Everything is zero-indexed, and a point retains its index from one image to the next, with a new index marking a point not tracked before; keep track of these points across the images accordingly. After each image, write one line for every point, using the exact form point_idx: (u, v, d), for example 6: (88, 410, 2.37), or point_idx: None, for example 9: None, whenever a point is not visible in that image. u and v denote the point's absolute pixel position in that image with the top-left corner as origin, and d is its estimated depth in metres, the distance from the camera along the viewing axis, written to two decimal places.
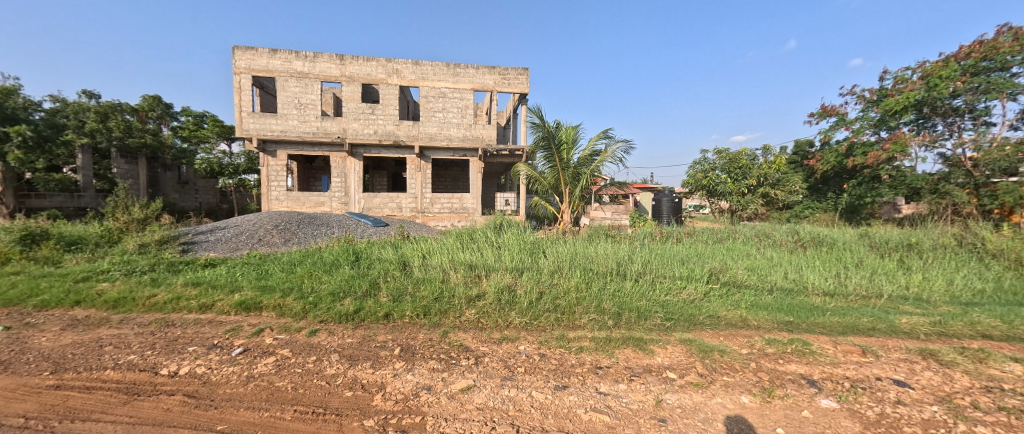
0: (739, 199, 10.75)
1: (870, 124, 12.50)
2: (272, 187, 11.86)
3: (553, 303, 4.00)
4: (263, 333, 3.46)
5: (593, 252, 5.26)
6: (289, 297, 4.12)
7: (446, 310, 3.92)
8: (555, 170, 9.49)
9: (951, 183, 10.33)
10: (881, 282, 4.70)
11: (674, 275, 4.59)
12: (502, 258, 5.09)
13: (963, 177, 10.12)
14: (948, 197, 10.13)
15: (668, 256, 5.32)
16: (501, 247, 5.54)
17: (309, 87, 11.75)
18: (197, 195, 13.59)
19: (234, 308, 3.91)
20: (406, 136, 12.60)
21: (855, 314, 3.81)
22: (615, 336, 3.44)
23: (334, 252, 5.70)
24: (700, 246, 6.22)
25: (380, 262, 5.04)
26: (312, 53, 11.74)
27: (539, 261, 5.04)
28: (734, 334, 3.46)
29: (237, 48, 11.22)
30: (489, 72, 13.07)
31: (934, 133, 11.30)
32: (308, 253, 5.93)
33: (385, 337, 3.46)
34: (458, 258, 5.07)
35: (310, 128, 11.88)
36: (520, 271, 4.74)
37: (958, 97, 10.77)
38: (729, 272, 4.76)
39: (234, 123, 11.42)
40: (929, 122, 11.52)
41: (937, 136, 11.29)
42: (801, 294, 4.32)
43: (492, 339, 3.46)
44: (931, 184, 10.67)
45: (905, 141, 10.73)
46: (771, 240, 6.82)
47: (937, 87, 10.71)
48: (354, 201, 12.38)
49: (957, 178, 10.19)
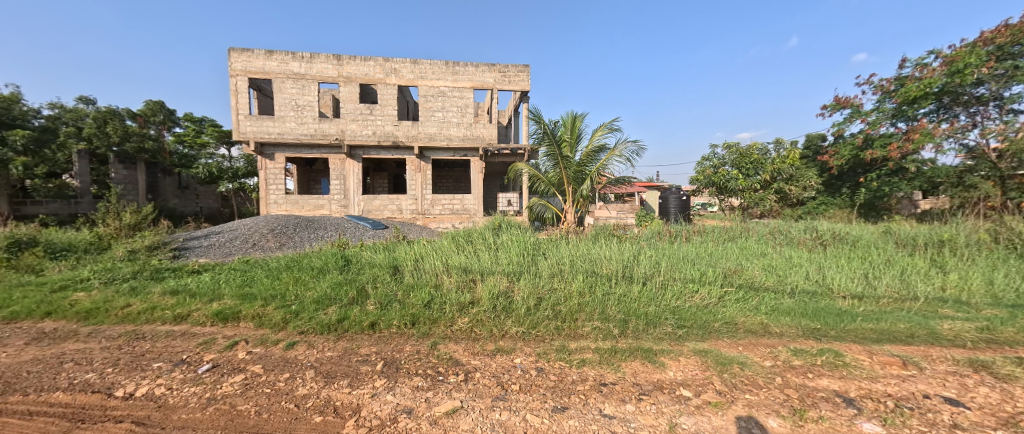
0: (751, 196, 10.38)
1: (887, 115, 12.01)
2: (271, 191, 11.69)
3: (554, 310, 3.67)
4: (237, 347, 3.18)
5: (596, 253, 4.93)
6: (270, 306, 3.84)
7: (436, 319, 3.62)
8: (557, 168, 9.17)
9: (976, 175, 9.89)
10: (914, 283, 4.31)
11: (684, 277, 4.24)
12: (500, 261, 4.78)
13: (988, 169, 9.74)
14: (975, 190, 9.67)
15: (678, 257, 4.95)
16: (500, 249, 5.24)
17: (306, 89, 11.57)
18: (199, 200, 13.84)
19: (210, 319, 3.63)
20: (406, 136, 12.35)
21: (890, 319, 3.42)
22: (620, 347, 3.11)
23: (325, 256, 5.42)
24: (711, 245, 5.86)
25: (371, 267, 4.75)
26: (309, 54, 11.54)
27: (539, 263, 4.73)
28: (755, 344, 3.12)
29: (233, 49, 11.07)
30: (488, 70, 12.79)
31: (958, 123, 10.80)
32: (298, 258, 5.66)
33: (368, 350, 3.16)
34: (453, 261, 4.77)
35: (308, 130, 11.68)
36: (518, 275, 4.41)
37: (984, 84, 10.34)
38: (744, 274, 4.39)
39: (231, 126, 11.26)
40: (951, 112, 11.03)
41: (961, 126, 10.81)
42: (826, 297, 3.94)
43: (485, 351, 3.16)
44: (953, 177, 10.29)
45: (931, 130, 10.18)
46: (787, 238, 6.41)
47: (962, 74, 10.23)
48: (354, 203, 12.17)
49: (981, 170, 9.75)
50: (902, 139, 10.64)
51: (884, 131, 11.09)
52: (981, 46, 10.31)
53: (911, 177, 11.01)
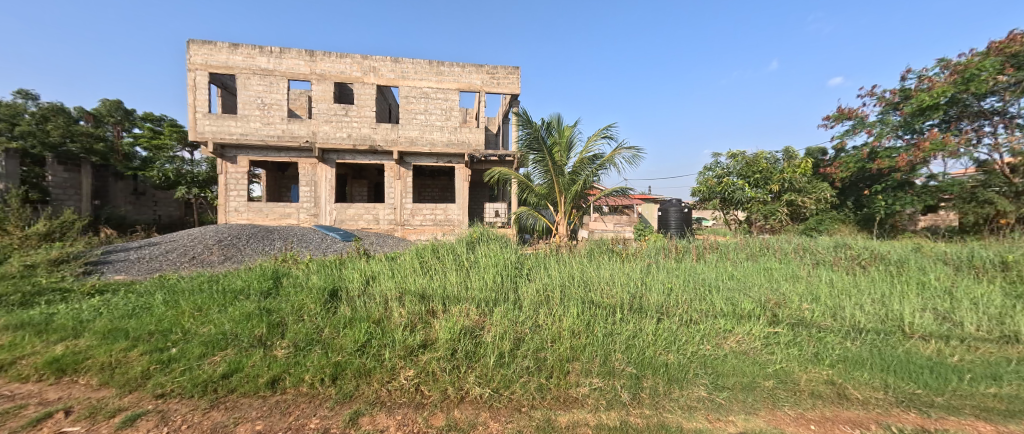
0: (761, 208, 9.44)
1: (891, 128, 10.46)
2: (232, 197, 10.52)
3: (536, 358, 2.62)
4: (47, 422, 2.07)
5: (594, 275, 3.87)
6: (137, 350, 2.71)
7: (369, 370, 2.54)
8: (548, 176, 8.22)
9: (991, 189, 8.93)
10: (1001, 320, 3.34)
11: (712, 310, 3.20)
12: (471, 284, 3.68)
13: (1003, 183, 8.81)
14: (990, 205, 8.74)
15: (696, 280, 3.92)
16: (470, 268, 4.15)
17: (274, 86, 10.53)
18: (157, 206, 12.59)
19: (38, 370, 2.51)
20: (384, 140, 11.32)
21: (1010, 378, 2.45)
22: (635, 424, 2.09)
23: (251, 275, 4.27)
24: (728, 265, 4.82)
25: (299, 289, 3.60)
26: (278, 49, 10.54)
27: (520, 287, 3.64)
28: (832, 420, 2.11)
29: (192, 41, 10.04)
30: (476, 71, 11.93)
31: (965, 135, 9.59)
32: (219, 277, 4.51)
33: (249, 429, 2.06)
34: (408, 285, 3.65)
35: (274, 130, 10.58)
36: (492, 304, 3.32)
37: (993, 96, 9.17)
38: (789, 305, 3.37)
39: (187, 125, 10.14)
40: (958, 124, 9.78)
41: (971, 140, 9.52)
42: (901, 340, 2.97)
43: (431, 430, 2.10)
44: (964, 192, 9.26)
45: (943, 140, 9.17)
46: (815, 257, 5.40)
47: (975, 82, 8.94)
48: (325, 212, 11.03)
49: (996, 184, 8.82)
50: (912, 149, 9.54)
51: (894, 143, 9.98)
52: (995, 54, 9.01)
53: (921, 192, 9.85)
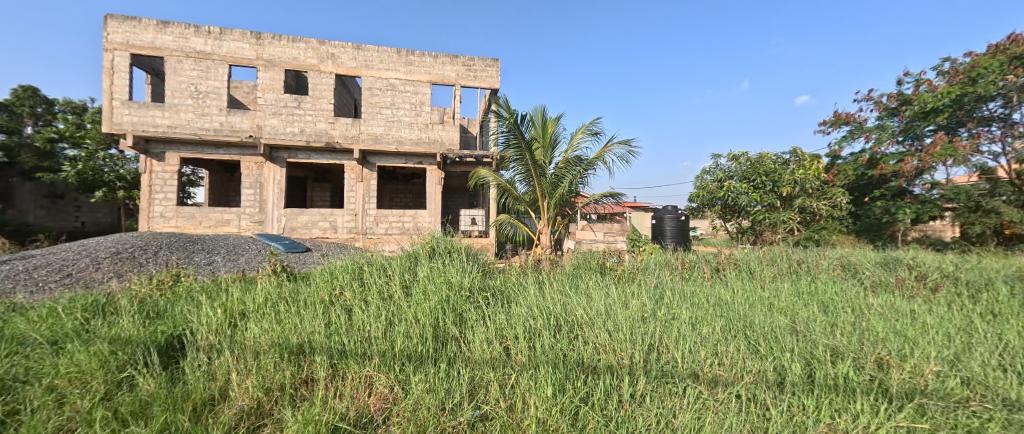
0: (766, 215, 8.31)
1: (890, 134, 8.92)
2: (157, 201, 8.93)
3: None
4: None
5: (580, 313, 2.54)
6: None
7: None
8: (528, 176, 6.94)
9: (999, 198, 7.54)
10: None
11: (779, 382, 1.89)
12: (387, 329, 2.31)
13: (1012, 192, 7.43)
14: (996, 215, 7.41)
15: (733, 317, 2.65)
16: (386, 301, 2.76)
17: (211, 71, 9.06)
18: (80, 212, 10.94)
19: None
20: (343, 137, 9.90)
21: None
22: None
23: (55, 311, 2.74)
24: (757, 289, 3.60)
25: (93, 339, 2.16)
26: (218, 29, 9.11)
27: (465, 334, 2.30)
28: None
29: (112, 17, 8.54)
30: (450, 63, 10.70)
31: (966, 142, 7.71)
32: (16, 310, 2.98)
33: None
34: (282, 330, 2.25)
35: (210, 123, 9.07)
36: (416, 364, 1.97)
37: (992, 99, 7.48)
38: (898, 365, 2.10)
39: (102, 113, 8.55)
40: (960, 131, 7.98)
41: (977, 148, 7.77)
42: None
43: None
44: (970, 200, 7.81)
45: (952, 145, 7.64)
46: (861, 277, 4.18)
47: (981, 83, 7.29)
48: (271, 219, 9.52)
49: (1006, 192, 7.45)
50: (916, 153, 8.02)
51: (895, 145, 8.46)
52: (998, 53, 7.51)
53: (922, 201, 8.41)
